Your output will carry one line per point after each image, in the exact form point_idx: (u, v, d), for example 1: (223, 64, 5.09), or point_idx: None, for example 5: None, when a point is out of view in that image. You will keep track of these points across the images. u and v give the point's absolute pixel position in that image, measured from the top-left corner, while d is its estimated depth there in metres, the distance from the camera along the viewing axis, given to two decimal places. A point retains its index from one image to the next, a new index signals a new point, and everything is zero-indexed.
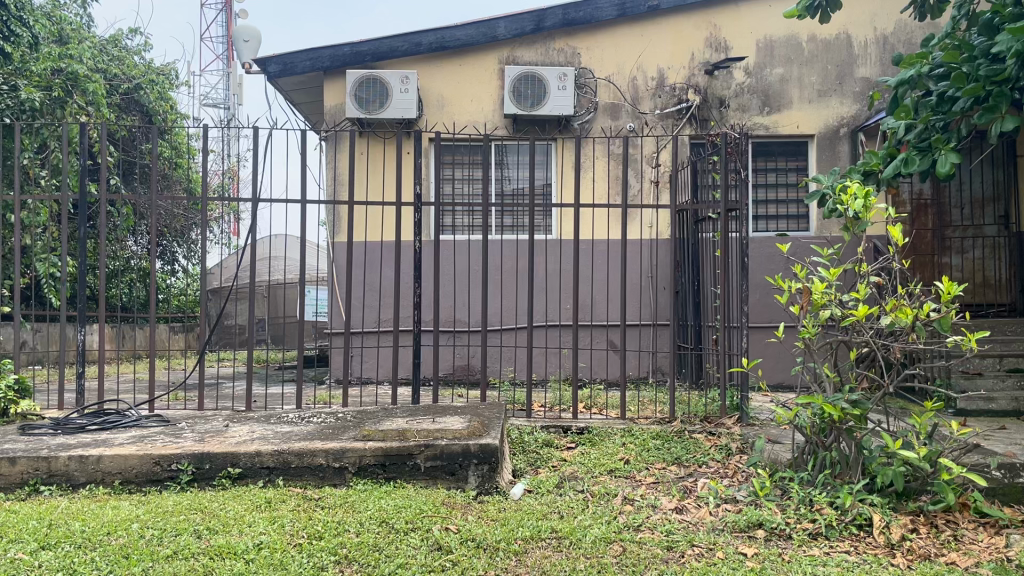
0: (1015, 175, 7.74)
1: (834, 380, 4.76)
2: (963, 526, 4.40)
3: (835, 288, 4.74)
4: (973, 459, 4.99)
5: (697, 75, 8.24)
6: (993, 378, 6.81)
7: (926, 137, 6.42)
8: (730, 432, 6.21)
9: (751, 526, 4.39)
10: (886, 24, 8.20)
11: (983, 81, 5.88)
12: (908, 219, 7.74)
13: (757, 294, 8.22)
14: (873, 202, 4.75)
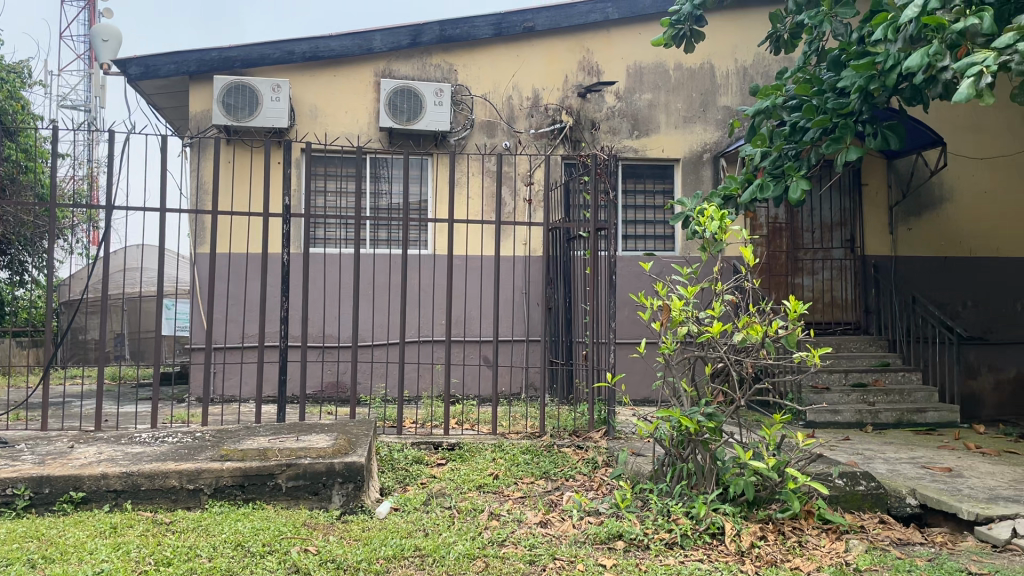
0: (860, 202, 8.22)
1: (690, 394, 4.97)
2: (808, 532, 4.63)
3: (693, 305, 4.95)
4: (818, 468, 5.28)
5: (570, 97, 8.43)
6: (839, 393, 7.24)
7: (779, 164, 6.76)
8: (598, 445, 6.34)
9: (611, 537, 4.49)
10: (746, 56, 8.66)
11: (830, 113, 6.31)
12: (764, 240, 8.16)
13: (625, 311, 8.46)
14: (728, 224, 4.99)
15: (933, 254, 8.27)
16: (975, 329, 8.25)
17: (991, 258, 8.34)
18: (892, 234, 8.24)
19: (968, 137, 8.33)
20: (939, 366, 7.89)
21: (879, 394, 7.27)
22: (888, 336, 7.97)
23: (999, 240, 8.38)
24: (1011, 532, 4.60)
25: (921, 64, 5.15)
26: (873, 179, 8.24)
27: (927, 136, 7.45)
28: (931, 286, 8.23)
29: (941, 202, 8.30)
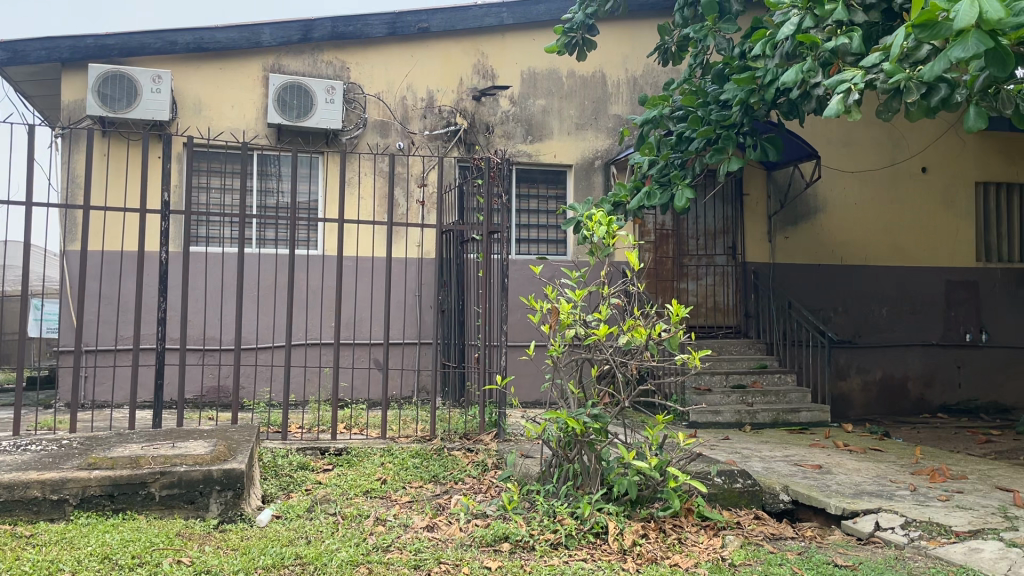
0: (741, 211, 8.54)
1: (578, 396, 5.03)
2: (687, 529, 4.77)
3: (580, 308, 5.02)
4: (698, 467, 5.44)
5: (464, 100, 8.43)
6: (720, 394, 7.51)
7: (666, 173, 6.97)
8: (487, 448, 6.34)
9: (498, 539, 4.48)
10: (636, 67, 8.87)
11: (714, 125, 6.55)
12: (652, 247, 8.40)
13: (516, 314, 8.51)
14: (615, 229, 5.08)
15: (808, 262, 8.67)
16: (845, 333, 8.69)
17: (860, 266, 8.79)
18: (771, 242, 8.59)
19: (840, 151, 8.74)
20: (813, 368, 8.31)
21: (757, 395, 7.58)
22: (766, 339, 8.36)
23: (867, 249, 8.82)
24: (873, 525, 4.87)
25: (795, 79, 5.42)
26: (754, 189, 8.58)
27: (803, 150, 7.82)
28: (806, 293, 8.63)
29: (815, 212, 8.69)
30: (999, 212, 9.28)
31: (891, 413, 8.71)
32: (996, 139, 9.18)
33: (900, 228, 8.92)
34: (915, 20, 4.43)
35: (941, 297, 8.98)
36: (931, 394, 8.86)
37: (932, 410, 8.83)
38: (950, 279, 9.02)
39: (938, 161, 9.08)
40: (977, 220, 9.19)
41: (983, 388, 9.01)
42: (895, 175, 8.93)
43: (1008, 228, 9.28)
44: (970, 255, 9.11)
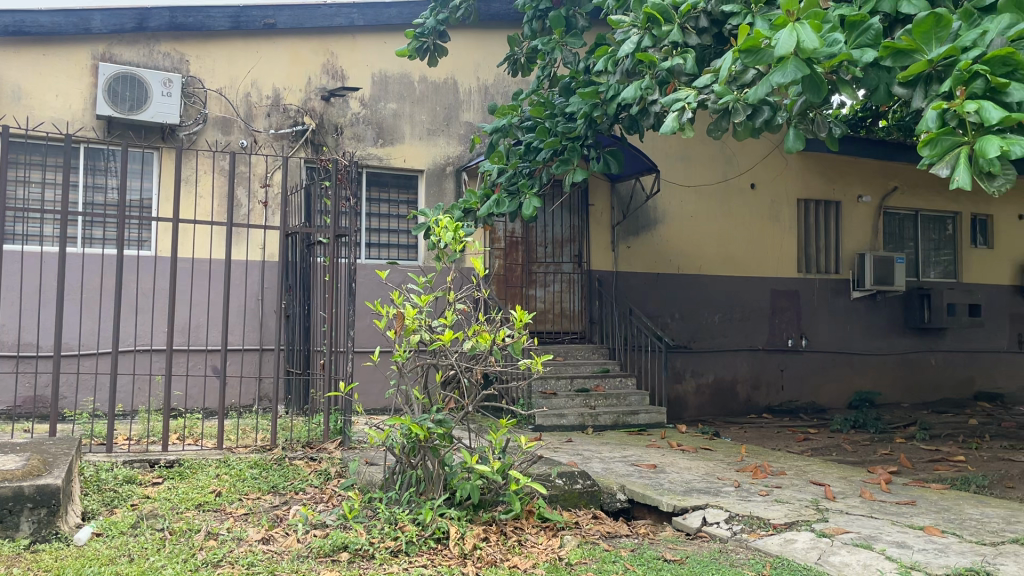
0: (587, 220, 8.82)
1: (422, 402, 5.02)
2: (528, 531, 4.86)
3: (426, 313, 5.00)
4: (540, 469, 5.55)
5: (312, 100, 8.24)
6: (565, 398, 7.71)
7: (515, 181, 7.01)
8: (331, 456, 6.19)
9: (336, 549, 4.38)
10: (487, 75, 8.97)
11: (560, 136, 6.74)
12: (502, 253, 8.53)
13: (362, 320, 8.39)
14: (463, 235, 5.10)
15: (648, 271, 9.06)
16: (681, 338, 9.13)
17: (696, 275, 9.27)
18: (614, 251, 8.91)
19: (678, 166, 9.18)
20: (651, 373, 8.70)
21: (599, 398, 7.86)
22: (609, 344, 8.69)
23: (702, 259, 9.31)
24: (701, 521, 5.15)
25: (635, 96, 5.70)
26: (599, 200, 8.88)
27: (643, 163, 8.18)
28: (646, 300, 9.01)
29: (655, 223, 9.09)
30: (817, 226, 10.01)
31: (722, 414, 9.24)
32: (816, 159, 9.89)
33: (732, 239, 9.46)
34: (741, 45, 4.72)
35: (767, 305, 9.61)
36: (757, 395, 9.46)
37: (758, 410, 9.44)
38: (775, 288, 9.67)
39: (766, 178, 9.68)
40: (799, 233, 9.88)
41: (802, 389, 9.71)
42: (728, 190, 9.46)
43: (826, 242, 10.04)
44: (793, 266, 9.79)
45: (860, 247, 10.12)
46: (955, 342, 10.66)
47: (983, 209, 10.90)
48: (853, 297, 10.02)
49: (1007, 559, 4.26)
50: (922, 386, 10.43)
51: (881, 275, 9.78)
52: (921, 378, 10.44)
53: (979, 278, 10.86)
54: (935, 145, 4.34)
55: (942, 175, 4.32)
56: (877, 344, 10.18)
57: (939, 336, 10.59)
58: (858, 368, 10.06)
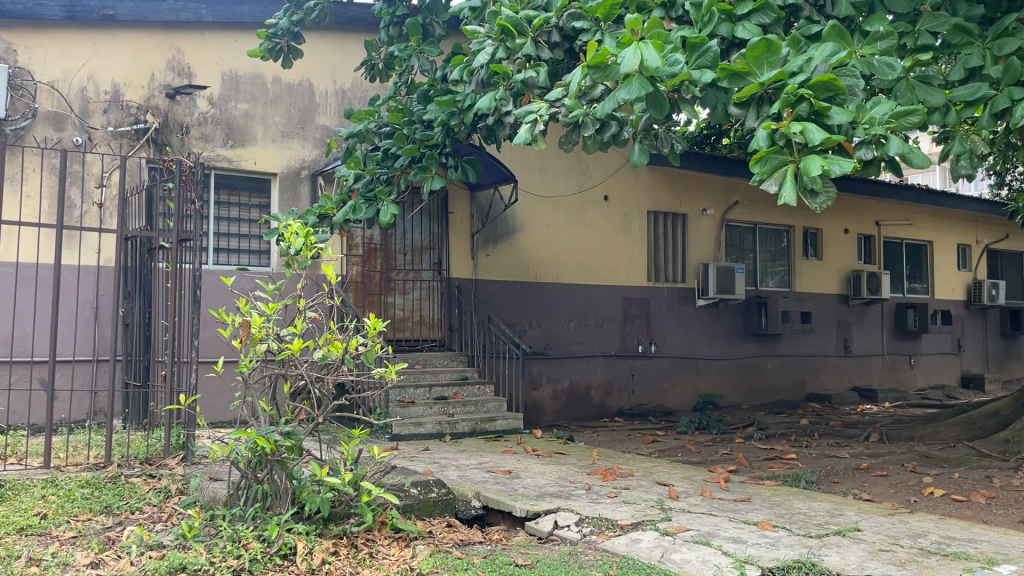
0: (446, 229, 8.83)
1: (268, 413, 4.85)
2: (379, 542, 4.79)
3: (274, 321, 4.83)
4: (393, 479, 5.49)
5: (155, 97, 7.86)
6: (422, 406, 7.67)
7: (372, 188, 6.91)
8: (172, 473, 5.88)
9: (173, 571, 4.16)
10: (344, 79, 8.79)
11: (418, 144, 6.69)
12: (360, 260, 8.48)
13: (208, 330, 8.03)
14: (314, 241, 4.97)
15: (507, 278, 9.16)
16: (538, 345, 9.30)
17: (553, 283, 9.46)
18: (473, 259, 8.96)
19: (535, 177, 9.35)
20: (508, 379, 8.82)
21: (457, 406, 7.86)
22: (467, 351, 8.74)
23: (559, 268, 9.51)
24: (552, 524, 5.24)
25: (489, 106, 5.81)
26: (458, 208, 8.90)
27: (501, 173, 8.27)
28: (504, 307, 9.11)
29: (513, 232, 9.20)
30: (666, 237, 10.44)
31: (577, 419, 9.48)
32: (665, 173, 10.32)
33: (587, 248, 9.71)
34: (589, 61, 4.90)
35: (619, 313, 9.92)
36: (610, 400, 9.77)
37: (611, 414, 9.74)
38: (627, 296, 10.00)
39: (619, 190, 10.00)
40: (649, 244, 10.27)
41: (652, 393, 10.11)
42: (584, 200, 9.71)
43: (674, 252, 10.47)
44: (643, 274, 10.17)
45: (705, 258, 10.62)
46: (789, 346, 11.41)
47: (814, 223, 11.75)
48: (698, 305, 10.51)
49: (829, 550, 4.58)
50: (760, 388, 11.09)
51: (723, 283, 10.37)
52: (759, 380, 11.10)
53: (811, 287, 11.68)
54: (764, 163, 4.62)
55: (770, 190, 4.62)
56: (720, 348, 10.74)
57: (776, 341, 11.30)
58: (703, 372, 10.58)
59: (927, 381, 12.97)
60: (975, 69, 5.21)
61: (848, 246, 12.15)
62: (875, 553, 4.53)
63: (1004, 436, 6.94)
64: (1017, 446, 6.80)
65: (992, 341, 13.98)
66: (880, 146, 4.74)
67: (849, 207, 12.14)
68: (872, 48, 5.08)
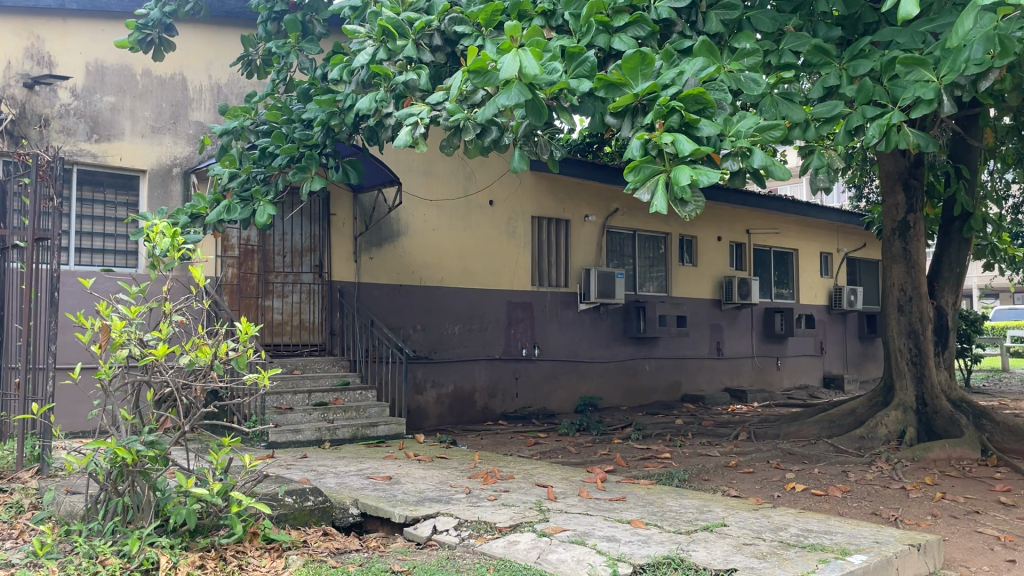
0: (328, 231, 8.67)
1: (130, 422, 4.62)
2: (251, 554, 4.62)
3: (137, 326, 4.60)
4: (267, 488, 5.33)
5: (12, 86, 7.41)
6: (301, 412, 7.50)
7: (248, 187, 6.67)
8: (25, 487, 5.50)
9: None
10: (220, 74, 8.48)
11: (297, 143, 6.53)
12: (235, 262, 8.21)
13: (68, 334, 7.58)
14: (182, 242, 4.76)
15: (390, 282, 9.05)
16: (422, 349, 9.24)
17: (437, 287, 9.42)
18: (356, 262, 8.81)
19: (420, 180, 9.29)
20: (391, 384, 8.72)
21: (338, 411, 7.74)
22: (349, 356, 8.61)
23: (443, 272, 9.47)
24: (431, 529, 5.20)
25: (370, 107, 5.72)
26: (341, 209, 8.74)
27: (385, 175, 8.16)
28: (387, 311, 8.99)
29: (397, 235, 9.09)
30: (550, 242, 10.59)
31: (460, 422, 9.47)
32: (550, 179, 10.46)
33: (472, 252, 9.73)
34: (469, 65, 4.90)
35: (503, 317, 9.98)
36: (493, 403, 9.82)
37: (495, 417, 9.79)
38: (511, 300, 10.07)
39: (503, 195, 10.06)
40: (533, 249, 10.39)
41: (536, 396, 10.24)
42: (468, 205, 9.72)
43: (557, 257, 10.64)
44: (527, 279, 10.27)
45: (587, 263, 10.83)
46: (666, 349, 11.80)
47: (690, 231, 12.20)
48: (581, 308, 10.70)
49: (697, 545, 4.75)
50: (639, 390, 11.42)
51: (604, 288, 10.57)
52: (638, 382, 11.42)
53: (686, 292, 12.13)
54: (638, 172, 4.74)
55: (643, 199, 4.75)
56: (601, 351, 10.97)
57: (654, 344, 11.66)
58: (585, 375, 10.79)
59: (793, 382, 13.69)
60: (832, 88, 5.51)
61: (721, 253, 12.69)
62: (739, 546, 4.73)
63: (859, 433, 7.39)
64: (871, 442, 7.26)
65: (850, 343, 14.90)
66: (745, 159, 4.94)
67: (722, 216, 12.66)
68: (739, 64, 5.31)
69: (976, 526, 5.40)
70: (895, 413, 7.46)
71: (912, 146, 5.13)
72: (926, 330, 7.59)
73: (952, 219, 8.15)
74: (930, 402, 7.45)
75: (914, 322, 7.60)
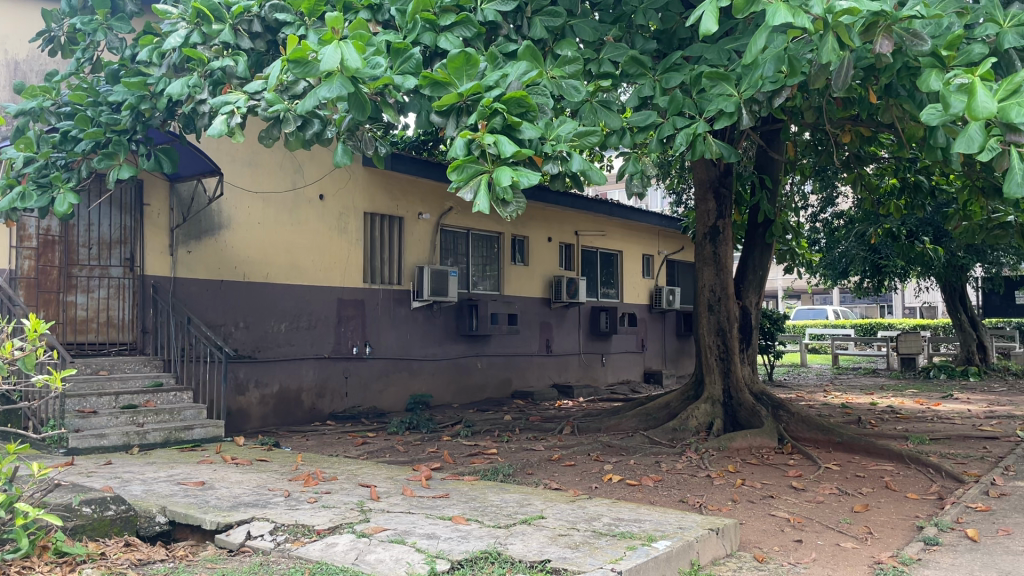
0: (140, 221, 8.17)
1: None
2: (39, 570, 4.26)
3: None
4: (61, 497, 4.94)
5: None
6: (107, 416, 7.04)
7: (46, 173, 6.18)
8: None
9: None
10: (17, 49, 7.79)
11: (103, 128, 6.08)
12: (33, 254, 7.62)
13: None
14: None
15: (211, 277, 8.62)
16: (244, 348, 8.87)
17: (262, 283, 9.08)
18: (171, 256, 8.33)
19: (244, 170, 8.92)
20: (209, 384, 8.34)
21: (148, 414, 7.34)
22: (163, 355, 8.22)
23: (269, 267, 9.14)
24: (244, 535, 4.99)
25: (181, 92, 5.44)
26: (155, 199, 8.27)
27: (204, 165, 7.77)
28: (207, 308, 8.56)
29: (218, 228, 8.67)
30: (382, 239, 10.47)
31: (285, 423, 9.19)
32: (382, 175, 10.35)
33: (300, 248, 9.45)
34: (288, 55, 4.74)
35: (332, 314, 9.76)
36: (321, 403, 9.60)
37: (322, 417, 9.59)
38: (341, 298, 9.87)
39: (334, 189, 9.84)
40: (365, 245, 10.23)
41: (365, 395, 10.11)
42: (296, 199, 9.44)
43: (389, 254, 10.54)
44: (359, 276, 10.10)
45: (420, 261, 10.81)
46: (497, 347, 11.99)
47: (522, 231, 12.45)
48: (413, 307, 10.65)
49: (515, 539, 4.85)
50: (470, 387, 11.53)
51: (436, 287, 10.57)
52: (470, 380, 11.54)
53: (517, 290, 12.37)
54: (461, 171, 4.72)
55: (466, 198, 4.73)
56: (433, 349, 10.98)
57: (486, 342, 11.82)
58: (416, 374, 10.76)
59: (617, 378, 14.30)
60: (646, 97, 5.80)
61: (551, 253, 13.04)
62: (555, 538, 4.88)
63: (672, 425, 7.82)
64: (682, 434, 7.70)
65: (669, 340, 15.74)
66: (565, 162, 5.06)
67: (551, 217, 13.02)
68: (561, 71, 5.46)
69: (769, 509, 5.84)
70: (704, 406, 7.96)
71: (716, 155, 5.48)
72: (732, 328, 8.12)
73: (755, 225, 8.79)
74: (735, 395, 8.01)
75: (722, 320, 8.11)
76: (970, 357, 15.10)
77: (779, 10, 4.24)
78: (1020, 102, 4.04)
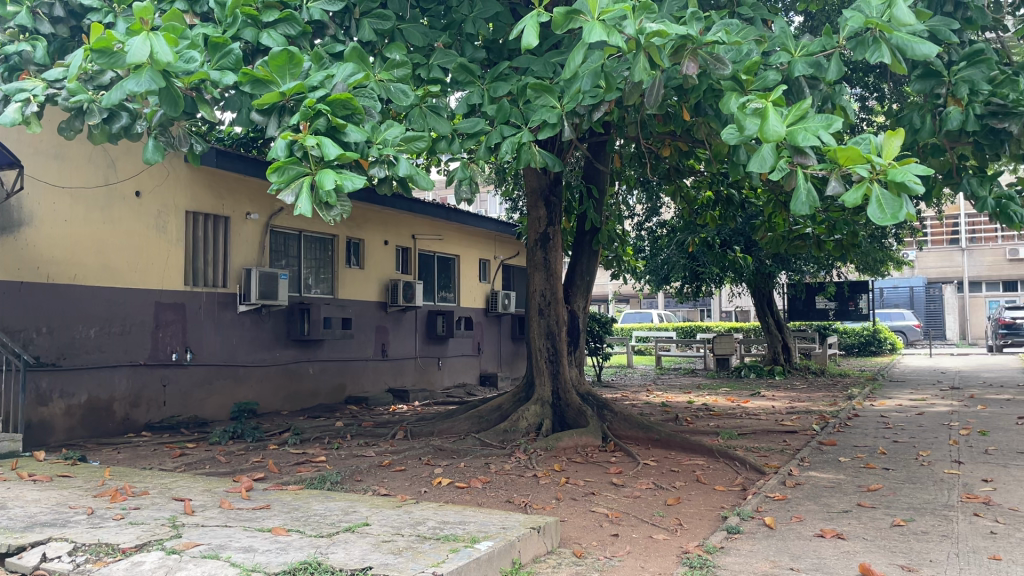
0: None
1: None
2: None
3: None
4: None
5: None
6: None
7: None
8: None
9: None
10: None
11: None
12: None
13: None
14: None
15: (8, 279, 7.91)
16: (47, 355, 8.20)
17: (69, 285, 8.44)
18: None
19: (50, 164, 8.27)
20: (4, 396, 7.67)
21: None
22: None
23: (76, 268, 8.51)
24: (40, 557, 4.61)
25: None
26: None
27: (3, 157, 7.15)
28: (3, 312, 7.86)
29: (18, 225, 7.98)
30: (206, 239, 10.01)
31: (93, 435, 8.60)
32: (207, 172, 9.90)
33: (113, 248, 8.88)
34: (92, 43, 4.44)
35: (149, 319, 9.22)
36: (135, 413, 9.06)
37: (136, 428, 9.05)
38: (159, 301, 9.33)
39: (152, 186, 9.31)
40: (187, 246, 9.75)
41: (185, 403, 9.64)
42: (109, 196, 8.85)
43: (213, 255, 10.10)
44: (180, 278, 9.61)
45: (247, 263, 10.44)
46: (329, 352, 11.76)
47: (358, 233, 12.31)
48: (241, 310, 10.25)
49: (337, 547, 4.77)
50: (300, 394, 11.24)
51: (265, 290, 10.21)
52: (301, 385, 11.26)
53: (352, 294, 12.19)
54: (282, 173, 4.57)
55: (287, 200, 4.57)
56: (261, 354, 10.62)
57: (318, 346, 11.56)
58: (241, 380, 10.37)
59: (453, 381, 14.40)
60: (474, 105, 5.90)
61: (388, 256, 12.96)
62: (378, 544, 4.85)
63: (503, 426, 7.98)
64: (513, 435, 7.86)
65: (504, 344, 16.02)
66: (392, 167, 5.02)
67: (388, 220, 12.95)
68: (389, 74, 5.43)
69: (590, 505, 6.08)
70: (534, 408, 8.18)
71: (541, 164, 5.61)
72: (562, 332, 8.41)
73: (583, 233, 9.14)
74: (564, 396, 8.31)
75: (551, 324, 8.37)
76: (776, 357, 16.37)
77: (594, 28, 4.40)
78: (805, 127, 4.43)
